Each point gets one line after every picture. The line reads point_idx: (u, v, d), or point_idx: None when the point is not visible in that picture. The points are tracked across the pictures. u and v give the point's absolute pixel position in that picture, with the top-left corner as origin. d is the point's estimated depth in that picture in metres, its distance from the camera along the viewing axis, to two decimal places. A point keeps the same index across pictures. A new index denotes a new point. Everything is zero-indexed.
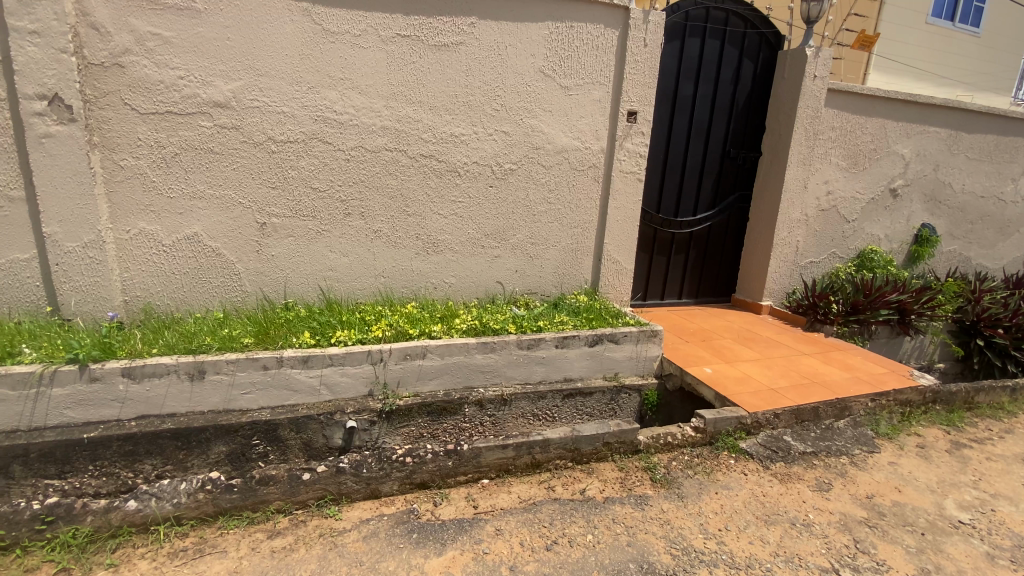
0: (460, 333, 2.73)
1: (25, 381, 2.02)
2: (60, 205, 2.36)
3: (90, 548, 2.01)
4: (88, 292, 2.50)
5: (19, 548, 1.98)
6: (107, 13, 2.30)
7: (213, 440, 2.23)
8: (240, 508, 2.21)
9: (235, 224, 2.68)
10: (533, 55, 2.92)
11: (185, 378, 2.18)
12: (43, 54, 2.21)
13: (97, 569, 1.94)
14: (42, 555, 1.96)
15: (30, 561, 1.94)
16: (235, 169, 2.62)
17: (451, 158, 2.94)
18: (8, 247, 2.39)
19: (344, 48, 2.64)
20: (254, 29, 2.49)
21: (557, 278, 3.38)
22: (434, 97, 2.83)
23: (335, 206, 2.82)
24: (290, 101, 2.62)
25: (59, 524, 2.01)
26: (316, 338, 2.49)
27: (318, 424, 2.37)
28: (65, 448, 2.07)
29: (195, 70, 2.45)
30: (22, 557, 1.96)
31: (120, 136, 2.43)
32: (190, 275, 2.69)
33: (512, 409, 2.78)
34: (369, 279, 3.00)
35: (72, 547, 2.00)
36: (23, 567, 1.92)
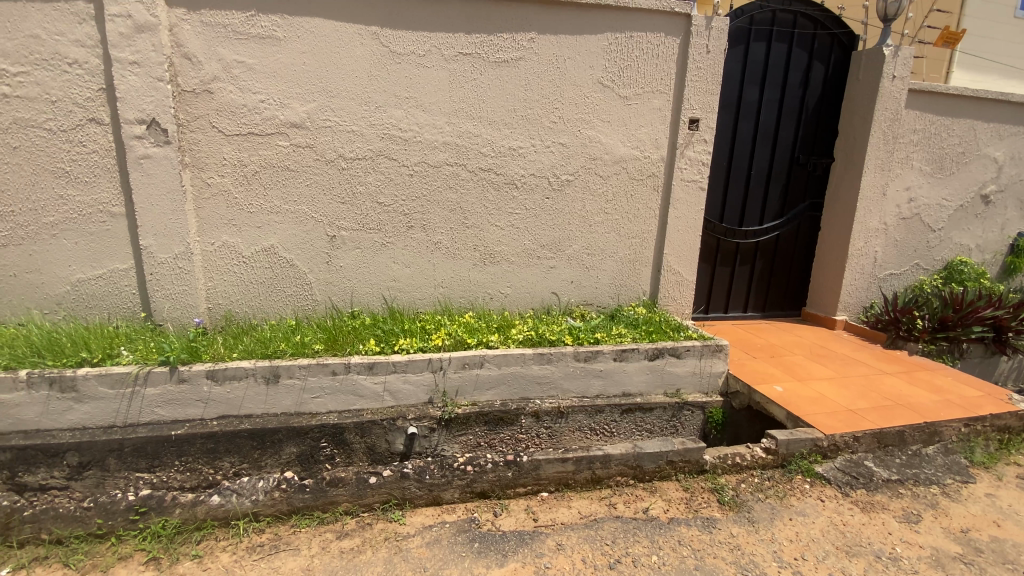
0: (517, 344, 2.73)
1: (122, 380, 2.18)
2: (156, 220, 2.58)
3: (177, 539, 2.13)
4: (176, 300, 2.70)
5: (114, 536, 2.12)
6: (199, 44, 2.51)
7: (285, 441, 2.33)
8: (311, 508, 2.28)
9: (307, 237, 2.83)
10: (592, 66, 2.92)
11: (261, 381, 2.30)
12: (143, 82, 2.45)
13: (183, 559, 2.05)
14: (134, 544, 2.09)
15: (124, 549, 2.08)
16: (309, 185, 2.77)
17: (509, 171, 2.97)
18: (110, 258, 2.63)
19: (410, 68, 2.74)
20: (327, 53, 2.64)
21: (614, 290, 3.32)
22: (494, 112, 2.88)
23: (398, 219, 2.92)
24: (358, 120, 2.75)
25: (150, 516, 2.14)
26: (380, 345, 2.56)
27: (381, 429, 2.43)
28: (156, 444, 2.20)
29: (274, 94, 2.63)
30: (117, 544, 2.10)
31: (207, 156, 2.63)
32: (266, 284, 2.85)
33: (569, 422, 2.73)
34: (429, 290, 3.07)
35: (161, 538, 2.12)
36: (118, 555, 2.05)
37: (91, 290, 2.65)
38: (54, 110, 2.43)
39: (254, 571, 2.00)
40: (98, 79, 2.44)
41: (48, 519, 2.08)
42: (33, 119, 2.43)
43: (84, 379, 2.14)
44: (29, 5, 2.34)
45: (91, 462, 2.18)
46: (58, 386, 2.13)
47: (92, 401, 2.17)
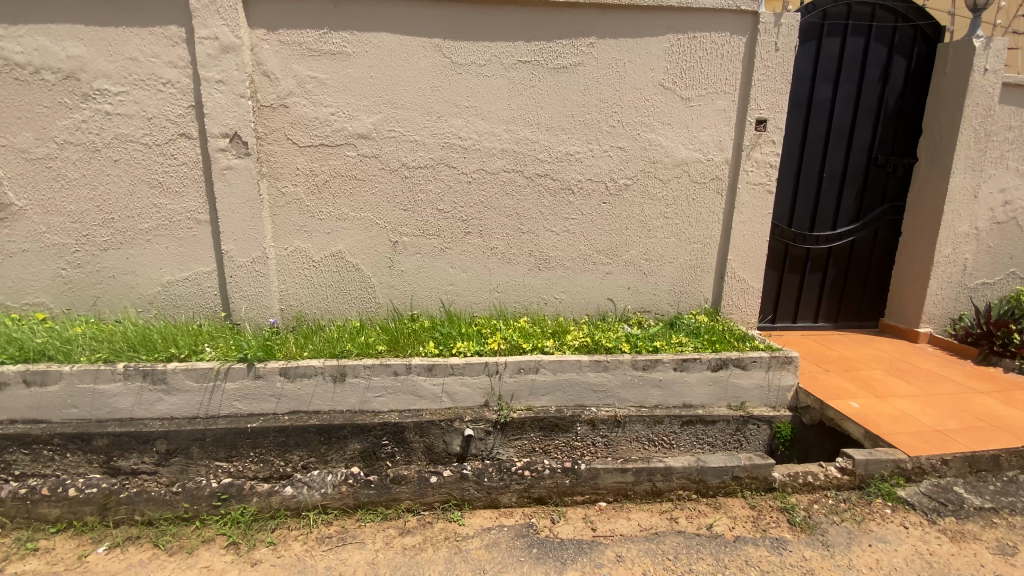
0: (573, 350, 2.70)
1: (205, 375, 2.31)
2: (235, 226, 2.77)
3: (254, 525, 2.25)
4: (253, 301, 2.87)
5: (198, 520, 2.26)
6: (277, 62, 2.68)
7: (349, 438, 2.41)
8: (375, 503, 2.35)
9: (371, 242, 2.94)
10: (653, 69, 2.87)
11: (329, 379, 2.39)
12: (227, 99, 2.64)
13: (260, 546, 2.16)
14: (216, 528, 2.23)
15: (207, 533, 2.21)
16: (374, 194, 2.88)
17: (565, 177, 2.97)
18: (195, 262, 2.83)
19: (470, 78, 2.81)
20: (392, 67, 2.75)
21: (674, 297, 3.23)
22: (552, 118, 2.89)
23: (456, 225, 2.98)
24: (421, 130, 2.84)
25: (231, 502, 2.27)
26: (439, 348, 2.61)
27: (439, 429, 2.48)
28: (234, 435, 2.34)
29: (344, 106, 2.76)
30: (200, 528, 2.23)
31: (283, 167, 2.79)
32: (334, 287, 2.98)
33: (625, 432, 2.67)
34: (484, 294, 3.10)
35: (240, 524, 2.24)
36: (202, 537, 2.18)
37: (179, 291, 2.87)
38: (150, 126, 2.67)
39: (323, 561, 2.08)
40: (188, 97, 2.65)
41: (141, 502, 2.23)
42: (132, 135, 2.67)
43: (173, 372, 2.29)
44: (128, 31, 2.57)
45: (177, 450, 2.33)
46: (150, 378, 2.28)
47: (179, 394, 2.31)
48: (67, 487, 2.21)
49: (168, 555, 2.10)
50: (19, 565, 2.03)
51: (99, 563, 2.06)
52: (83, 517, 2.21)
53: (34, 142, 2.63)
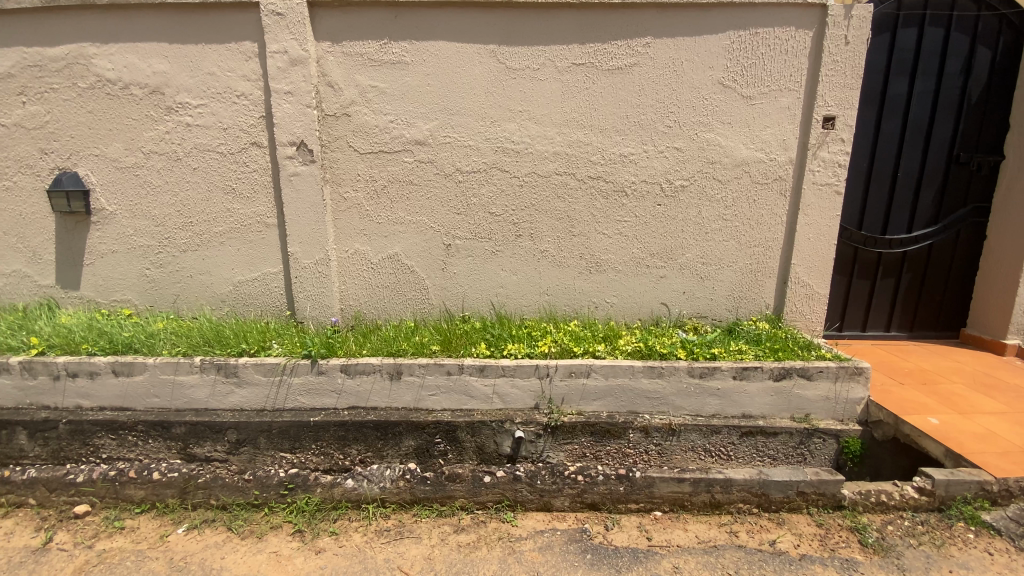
0: (626, 355, 2.65)
1: (273, 370, 2.43)
2: (301, 230, 2.91)
3: (318, 514, 2.35)
4: (315, 300, 3.00)
5: (267, 507, 2.38)
6: (341, 73, 2.80)
7: (404, 434, 2.47)
8: (430, 499, 2.41)
9: (426, 245, 3.01)
10: (712, 67, 2.80)
11: (386, 378, 2.46)
12: (295, 109, 2.78)
13: (323, 535, 2.25)
14: (283, 515, 2.34)
15: (275, 519, 2.32)
16: (429, 198, 2.95)
17: (619, 178, 2.92)
18: (264, 263, 3.00)
19: (525, 82, 2.82)
20: (449, 74, 2.81)
21: (732, 302, 3.12)
22: (606, 120, 2.86)
23: (507, 228, 2.99)
24: (475, 135, 2.88)
25: (297, 492, 2.38)
26: (491, 349, 2.63)
27: (490, 430, 2.49)
28: (298, 428, 2.44)
29: (402, 114, 2.85)
30: (269, 514, 2.35)
31: (345, 173, 2.91)
32: (390, 288, 3.07)
33: (680, 441, 2.58)
34: (535, 297, 3.10)
35: (305, 513, 2.35)
36: (270, 524, 2.30)
37: (249, 290, 3.04)
38: (226, 136, 2.85)
39: (382, 553, 2.14)
40: (259, 107, 2.82)
41: (216, 487, 2.37)
42: (210, 144, 2.86)
43: (244, 366, 2.42)
44: (207, 47, 2.76)
45: (246, 440, 2.45)
46: (223, 371, 2.42)
47: (249, 387, 2.44)
48: (151, 471, 2.38)
49: (240, 539, 2.22)
50: (108, 541, 2.20)
51: (178, 543, 2.20)
52: (164, 499, 2.37)
53: (124, 152, 2.87)
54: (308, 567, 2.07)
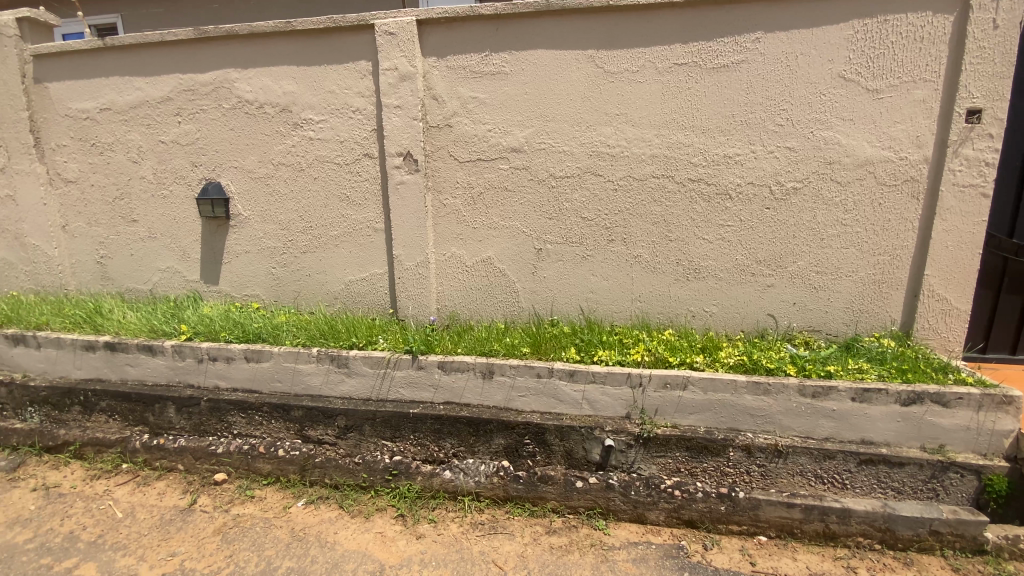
0: (727, 368, 2.50)
1: (379, 362, 2.60)
2: (405, 234, 3.10)
3: (418, 501, 2.49)
4: (416, 300, 3.18)
5: (372, 490, 2.55)
6: (445, 86, 2.95)
7: (495, 433, 2.51)
8: (523, 499, 2.46)
9: (518, 249, 3.06)
10: (832, 60, 2.59)
11: (479, 376, 2.53)
12: (403, 122, 2.98)
13: (423, 521, 2.39)
14: (388, 499, 2.51)
15: (381, 502, 2.50)
16: (522, 203, 3.00)
17: (722, 181, 2.79)
18: (371, 265, 3.23)
19: (623, 85, 2.78)
20: (546, 82, 2.85)
21: (851, 316, 2.84)
22: (709, 120, 2.75)
23: (600, 233, 2.96)
24: (570, 141, 2.88)
25: (400, 478, 2.54)
26: (581, 354, 2.61)
27: (579, 436, 2.45)
28: (398, 418, 2.58)
29: (501, 122, 2.93)
30: (375, 497, 2.53)
31: (445, 181, 3.06)
32: (483, 290, 3.16)
33: (788, 463, 2.37)
34: (627, 303, 3.03)
35: (407, 498, 2.50)
36: (377, 506, 2.48)
37: (357, 289, 3.29)
38: (342, 148, 3.12)
39: (477, 545, 2.25)
40: (371, 121, 3.05)
41: (331, 468, 2.59)
42: (328, 156, 3.14)
43: (353, 358, 2.61)
44: (329, 68, 3.04)
45: (352, 426, 2.61)
46: (336, 362, 2.63)
47: (357, 377, 2.63)
48: (276, 447, 2.64)
49: (350, 517, 2.41)
50: (241, 507, 2.48)
51: (299, 514, 2.43)
52: (287, 475, 2.62)
53: (258, 164, 3.24)
54: (409, 551, 2.21)
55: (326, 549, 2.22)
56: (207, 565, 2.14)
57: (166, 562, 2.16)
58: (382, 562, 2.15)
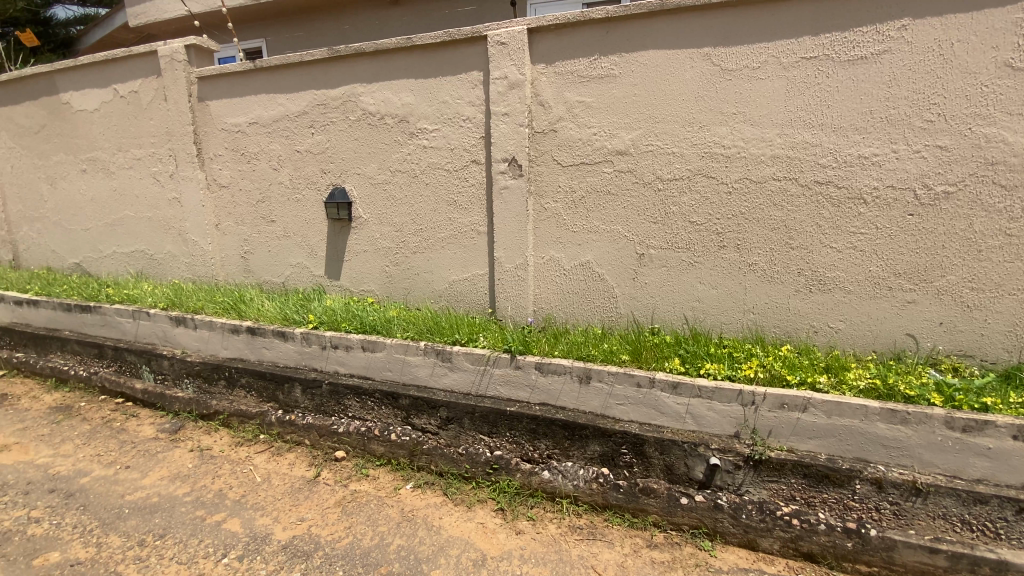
0: (855, 392, 2.26)
1: (479, 360, 2.69)
2: (507, 236, 3.17)
3: (517, 497, 2.54)
4: (514, 301, 3.24)
5: (474, 481, 2.64)
6: (552, 92, 2.99)
7: (590, 439, 2.47)
8: (623, 508, 2.41)
9: (619, 253, 3.00)
10: (997, 46, 2.26)
11: (577, 380, 2.52)
12: (509, 128, 3.05)
13: (522, 518, 2.44)
14: (488, 491, 2.58)
15: (482, 494, 2.58)
16: (626, 207, 2.94)
17: (855, 184, 2.54)
18: (474, 266, 3.35)
19: (742, 83, 2.64)
20: (657, 83, 2.77)
21: (1013, 341, 2.45)
22: (840, 117, 2.52)
23: (710, 238, 2.81)
24: (681, 142, 2.78)
25: (500, 473, 2.60)
26: (685, 366, 2.50)
27: (680, 451, 2.34)
28: (495, 415, 2.63)
29: (607, 125, 2.90)
30: (476, 488, 2.61)
31: (548, 184, 3.08)
32: (580, 294, 3.13)
33: (928, 504, 2.08)
34: (737, 314, 2.86)
35: (507, 493, 2.55)
36: (478, 497, 2.56)
37: (459, 288, 3.43)
38: (453, 155, 3.28)
39: (576, 549, 2.25)
40: (480, 129, 3.18)
41: (437, 455, 2.72)
42: (440, 162, 3.32)
43: (456, 354, 2.73)
44: (444, 79, 3.22)
45: (453, 419, 2.71)
46: (440, 356, 2.76)
47: (459, 372, 2.74)
48: (389, 432, 2.83)
49: (454, 505, 2.53)
50: (357, 484, 2.69)
51: (408, 496, 2.59)
52: (397, 458, 2.80)
53: (377, 170, 3.51)
54: (510, 544, 2.28)
55: (432, 532, 2.35)
56: (330, 533, 2.35)
57: (296, 525, 2.40)
58: (485, 552, 2.23)
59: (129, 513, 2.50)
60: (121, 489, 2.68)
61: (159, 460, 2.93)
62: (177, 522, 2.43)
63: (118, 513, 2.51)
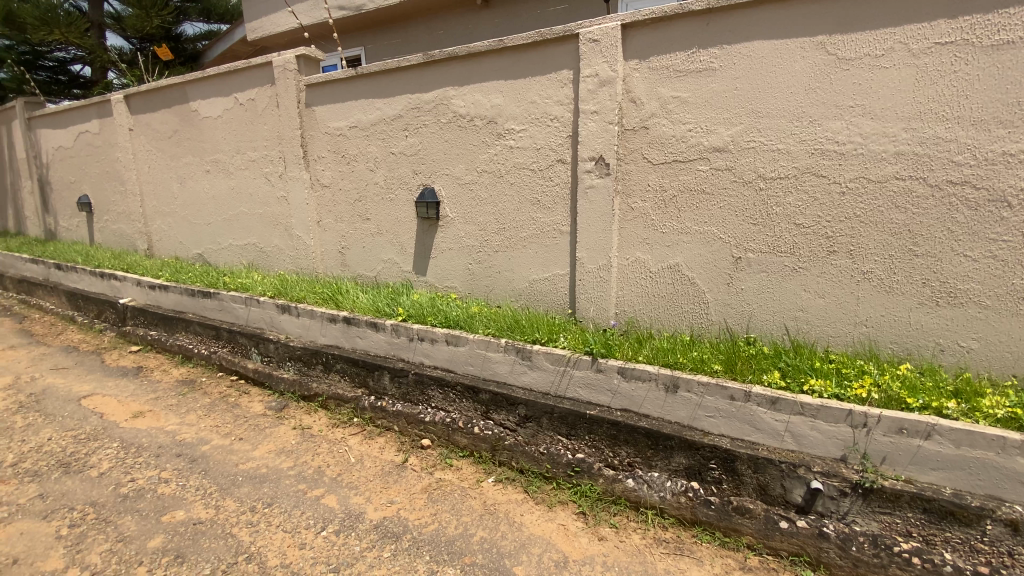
0: (992, 421, 1.98)
1: (560, 360, 2.68)
2: (592, 237, 3.12)
3: (599, 503, 2.50)
4: (596, 302, 3.18)
5: (554, 482, 2.63)
6: (645, 88, 2.90)
7: (676, 450, 2.37)
8: (713, 526, 2.28)
9: (712, 256, 2.85)
10: None
11: (663, 388, 2.43)
12: (598, 127, 3.01)
13: (604, 525, 2.39)
14: (569, 494, 2.56)
15: (563, 495, 2.56)
16: (722, 207, 2.79)
17: (998, 184, 2.23)
18: (556, 266, 3.34)
19: (861, 73, 2.40)
20: (762, 75, 2.60)
21: None
22: (982, 108, 2.22)
23: (818, 242, 2.59)
24: (787, 138, 2.59)
25: (582, 476, 2.57)
26: (786, 380, 2.32)
27: (777, 471, 2.18)
28: (575, 417, 2.60)
29: (703, 121, 2.77)
30: (557, 489, 2.60)
31: (637, 184, 3.00)
32: (667, 298, 3.02)
33: None
34: (847, 327, 2.61)
35: (588, 497, 2.52)
36: (559, 498, 2.55)
37: (540, 288, 3.44)
38: (539, 155, 3.29)
39: (662, 562, 2.17)
40: (568, 128, 3.16)
41: (518, 452, 2.74)
42: (526, 162, 3.34)
43: (537, 353, 2.73)
44: (533, 80, 3.24)
45: (532, 417, 2.72)
46: (520, 354, 2.78)
47: (540, 371, 2.74)
48: (471, 425, 2.90)
49: (535, 503, 2.54)
50: (441, 473, 2.78)
51: (490, 490, 2.64)
52: (480, 451, 2.85)
53: (465, 171, 3.60)
54: (592, 550, 2.25)
55: (513, 528, 2.37)
56: (417, 517, 2.45)
57: (386, 506, 2.53)
58: (566, 554, 2.22)
59: (242, 481, 2.76)
60: (235, 458, 2.97)
61: (267, 435, 3.21)
62: (282, 493, 2.64)
63: (233, 480, 2.78)
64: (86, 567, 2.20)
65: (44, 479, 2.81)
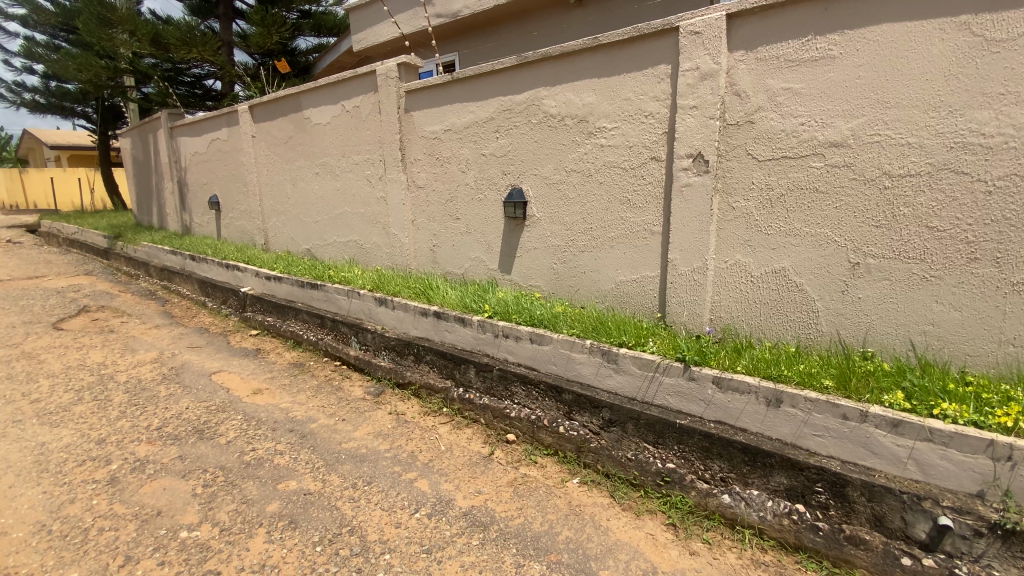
0: None
1: (650, 365, 2.60)
2: (686, 238, 3.00)
3: (691, 516, 2.40)
4: (689, 307, 3.05)
5: (643, 489, 2.57)
6: (750, 80, 2.73)
7: (776, 469, 2.22)
8: (820, 554, 2.10)
9: (824, 261, 2.62)
10: None
11: (762, 402, 2.29)
12: (697, 122, 2.88)
13: (696, 539, 2.29)
14: (658, 503, 2.49)
15: (651, 504, 2.49)
16: (837, 207, 2.55)
17: None
18: (646, 267, 3.24)
19: (1016, 55, 2.09)
20: (890, 61, 2.35)
21: None
22: None
23: (956, 247, 2.29)
24: (919, 131, 2.31)
25: (672, 487, 2.48)
26: (910, 402, 2.08)
27: (897, 502, 1.97)
28: (663, 425, 2.52)
29: (818, 114, 2.55)
30: (645, 497, 2.54)
31: (739, 182, 2.83)
32: (770, 305, 2.82)
33: None
34: (989, 346, 2.28)
35: (679, 509, 2.43)
36: (647, 507, 2.48)
37: (629, 290, 3.36)
38: (631, 153, 3.21)
39: None
40: (663, 125, 3.05)
41: (604, 456, 2.71)
42: (617, 161, 3.28)
43: (624, 356, 2.68)
44: (628, 76, 3.17)
45: (617, 421, 2.68)
46: (607, 356, 2.75)
47: (627, 376, 2.69)
48: (556, 424, 2.90)
49: (621, 509, 2.49)
50: (527, 469, 2.83)
51: (574, 490, 2.64)
52: (565, 451, 2.86)
53: (554, 170, 3.61)
54: (682, 563, 2.17)
55: (599, 532, 2.35)
56: (504, 510, 2.51)
57: (474, 496, 2.62)
58: (655, 565, 2.16)
59: (344, 459, 2.99)
60: (338, 438, 3.22)
61: (365, 419, 3.45)
62: (379, 474, 2.83)
63: (337, 457, 3.02)
64: (217, 523, 2.51)
65: (183, 443, 3.24)
